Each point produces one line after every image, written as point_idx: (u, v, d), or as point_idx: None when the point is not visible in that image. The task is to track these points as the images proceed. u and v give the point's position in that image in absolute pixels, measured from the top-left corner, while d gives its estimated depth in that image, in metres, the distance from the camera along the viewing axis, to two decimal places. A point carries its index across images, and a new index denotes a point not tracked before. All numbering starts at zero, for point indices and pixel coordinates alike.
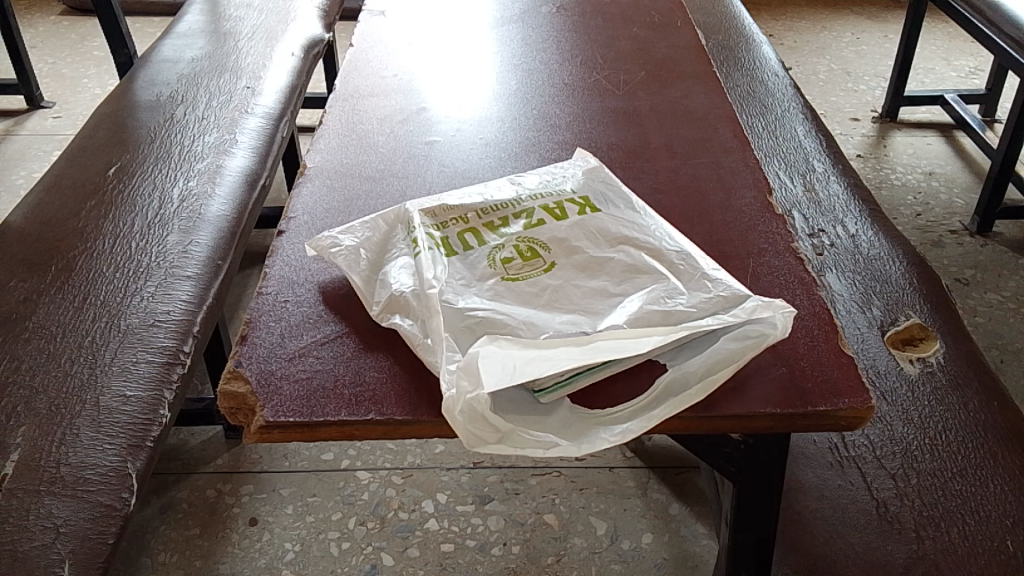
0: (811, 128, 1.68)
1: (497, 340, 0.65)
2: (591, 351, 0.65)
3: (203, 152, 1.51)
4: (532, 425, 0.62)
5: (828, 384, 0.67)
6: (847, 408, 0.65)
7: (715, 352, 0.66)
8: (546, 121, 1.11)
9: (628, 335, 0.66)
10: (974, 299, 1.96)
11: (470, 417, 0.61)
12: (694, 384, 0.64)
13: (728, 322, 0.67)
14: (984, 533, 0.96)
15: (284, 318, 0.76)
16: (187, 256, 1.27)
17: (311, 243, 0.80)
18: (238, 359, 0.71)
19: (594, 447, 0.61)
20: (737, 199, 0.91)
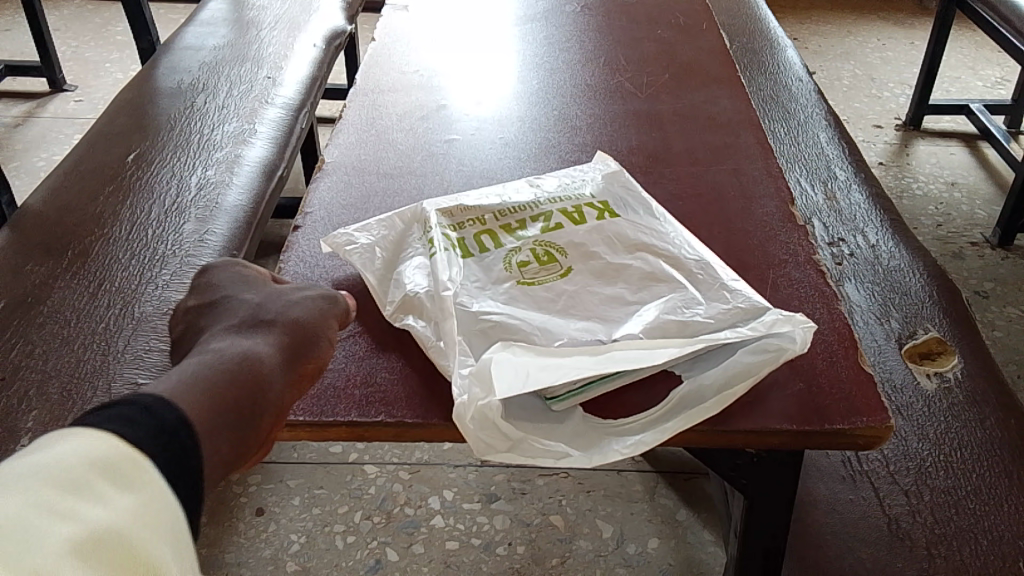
0: (834, 134, 1.66)
1: (512, 346, 0.64)
2: (605, 360, 0.64)
3: (222, 141, 1.51)
4: (540, 433, 0.61)
5: (847, 402, 0.66)
6: (865, 427, 0.63)
7: (733, 364, 0.64)
8: (567, 122, 1.10)
9: (644, 346, 0.64)
10: (994, 314, 1.94)
11: (479, 424, 0.60)
12: (709, 398, 0.63)
13: (747, 335, 0.65)
14: (997, 553, 0.95)
15: None
16: (203, 245, 1.27)
17: (326, 240, 0.79)
18: None
19: (605, 458, 0.60)
20: (759, 208, 0.90)
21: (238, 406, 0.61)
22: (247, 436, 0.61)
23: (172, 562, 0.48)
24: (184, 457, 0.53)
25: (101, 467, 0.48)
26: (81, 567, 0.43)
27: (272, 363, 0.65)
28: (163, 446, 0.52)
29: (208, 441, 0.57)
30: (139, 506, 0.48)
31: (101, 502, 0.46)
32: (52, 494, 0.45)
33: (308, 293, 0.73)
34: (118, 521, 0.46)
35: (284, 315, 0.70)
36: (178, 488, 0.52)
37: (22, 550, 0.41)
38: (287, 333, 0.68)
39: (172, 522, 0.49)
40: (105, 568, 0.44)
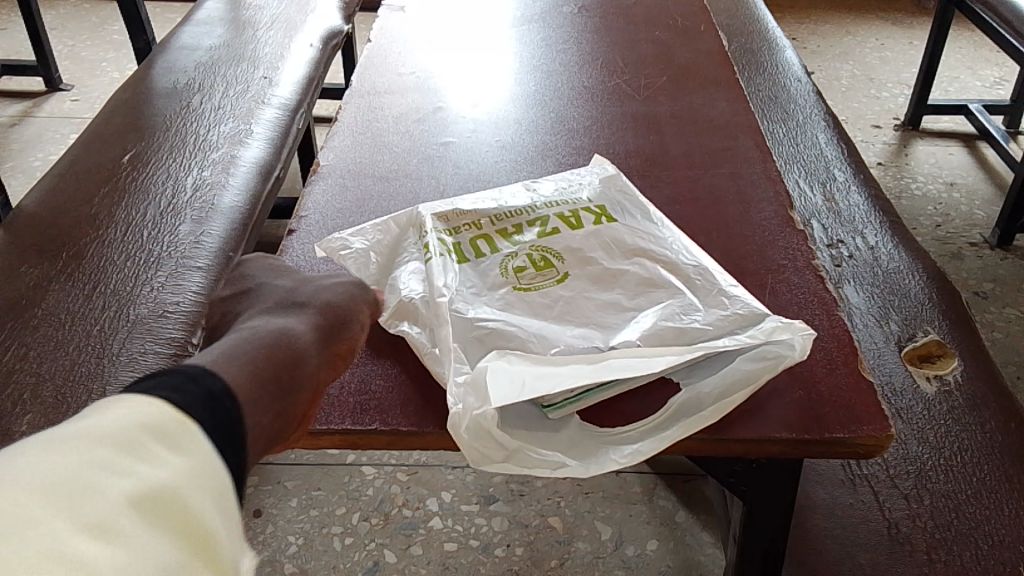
0: (832, 135, 1.66)
1: (508, 355, 0.62)
2: (602, 369, 0.63)
3: (218, 142, 1.51)
4: (536, 443, 0.60)
5: (847, 409, 0.65)
6: (864, 436, 0.63)
7: (731, 372, 0.64)
8: (564, 124, 1.09)
9: (641, 354, 0.64)
10: (993, 314, 1.93)
11: (474, 436, 0.60)
12: (708, 407, 0.62)
13: (746, 342, 0.64)
14: (997, 557, 0.95)
15: None
16: (199, 246, 1.27)
17: (321, 245, 0.79)
18: None
19: (601, 467, 0.59)
20: (758, 212, 0.89)
21: (277, 378, 0.59)
22: (286, 409, 0.59)
23: (225, 522, 0.48)
24: (228, 423, 0.52)
25: (156, 426, 0.47)
26: (133, 523, 0.43)
27: (307, 338, 0.64)
28: (211, 411, 0.51)
29: (250, 410, 0.55)
30: (193, 467, 0.47)
31: (156, 461, 0.46)
32: (109, 452, 0.45)
33: (337, 281, 0.73)
34: (171, 480, 0.46)
35: (315, 299, 0.70)
36: (228, 453, 0.50)
37: (77, 506, 0.42)
38: (320, 314, 0.67)
39: (224, 485, 0.48)
40: (158, 525, 0.44)
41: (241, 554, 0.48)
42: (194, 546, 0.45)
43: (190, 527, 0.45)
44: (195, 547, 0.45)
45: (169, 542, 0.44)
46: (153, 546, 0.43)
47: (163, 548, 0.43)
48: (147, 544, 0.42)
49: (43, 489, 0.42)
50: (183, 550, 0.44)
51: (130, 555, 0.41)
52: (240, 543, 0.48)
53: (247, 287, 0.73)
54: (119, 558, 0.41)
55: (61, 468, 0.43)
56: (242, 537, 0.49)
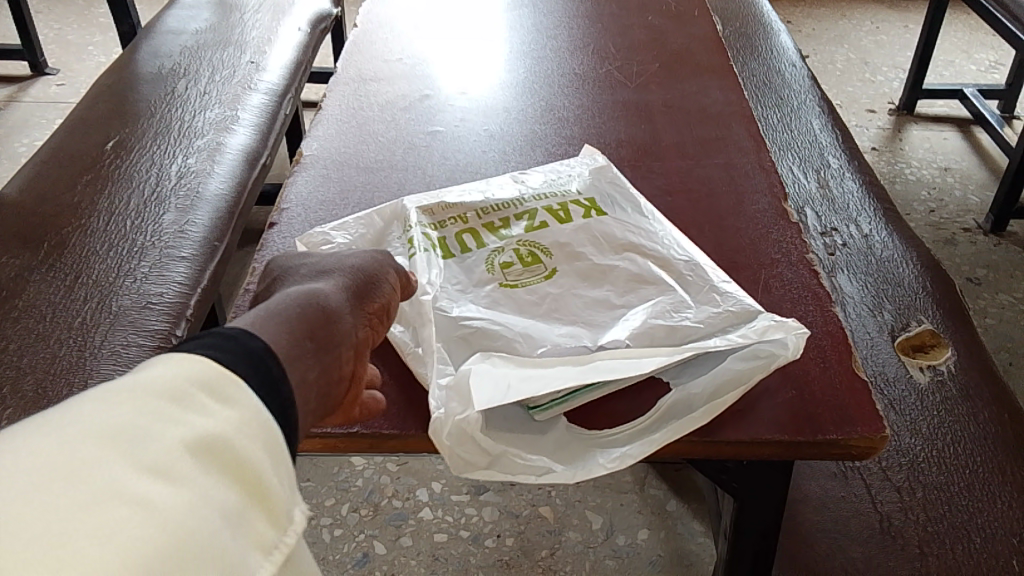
0: (827, 121, 1.64)
1: (492, 357, 0.61)
2: (590, 371, 0.61)
3: (203, 128, 1.48)
4: (521, 447, 0.59)
5: (841, 410, 0.64)
6: (859, 438, 0.61)
7: (723, 372, 0.62)
8: (554, 113, 1.07)
9: (629, 354, 0.62)
10: (985, 301, 1.93)
11: (457, 442, 0.57)
12: (698, 408, 0.61)
13: (738, 342, 0.62)
14: (989, 551, 0.94)
15: None
16: (183, 235, 1.24)
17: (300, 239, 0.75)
18: None
19: (589, 473, 0.58)
20: (751, 204, 0.88)
21: (314, 338, 0.55)
22: (329, 370, 0.55)
23: (278, 474, 0.46)
24: (273, 380, 0.49)
25: (203, 380, 0.45)
26: (193, 469, 0.41)
27: (336, 304, 0.60)
28: (256, 368, 0.48)
29: (293, 368, 0.52)
30: (244, 419, 0.45)
31: (209, 411, 0.43)
32: (161, 400, 0.42)
33: (355, 254, 0.67)
34: (226, 430, 0.43)
35: (341, 265, 0.65)
36: (275, 409, 0.48)
37: (137, 450, 0.40)
38: (350, 278, 0.63)
39: (276, 437, 0.46)
40: (218, 473, 0.42)
41: (296, 505, 0.46)
42: (251, 495, 0.43)
43: (247, 476, 0.43)
44: (251, 497, 0.43)
45: (228, 489, 0.42)
46: (214, 492, 0.41)
47: (223, 495, 0.41)
48: (208, 489, 0.40)
49: (103, 433, 0.39)
50: (241, 498, 0.42)
51: (193, 500, 0.39)
52: (295, 495, 0.47)
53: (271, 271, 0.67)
54: (183, 502, 0.39)
55: (115, 414, 0.41)
56: (295, 490, 0.47)
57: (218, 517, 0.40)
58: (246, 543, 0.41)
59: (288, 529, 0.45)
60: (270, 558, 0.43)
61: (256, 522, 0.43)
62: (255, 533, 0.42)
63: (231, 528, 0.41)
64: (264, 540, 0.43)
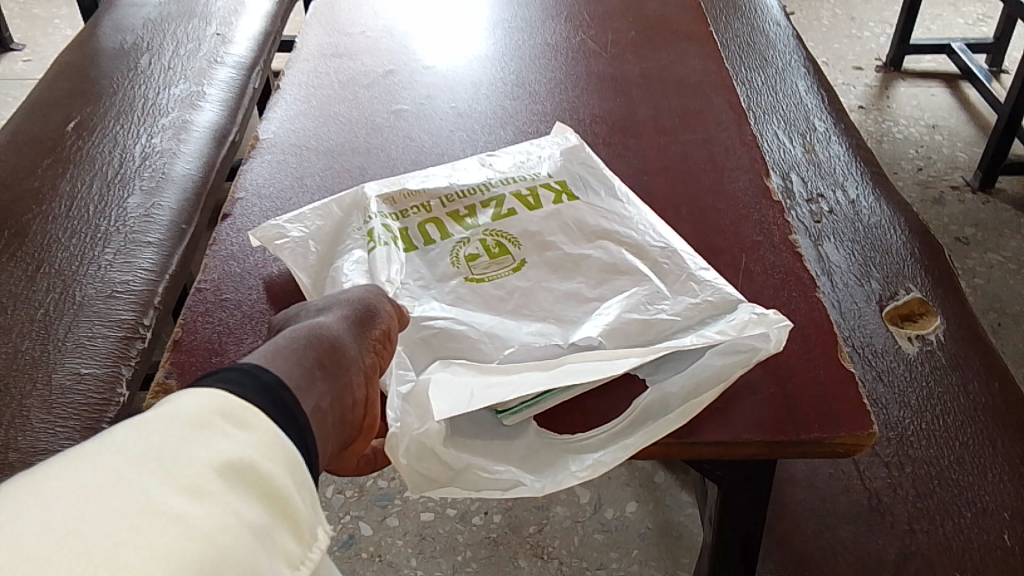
0: (812, 83, 1.59)
1: (452, 365, 0.59)
2: (558, 376, 0.58)
3: (168, 105, 1.42)
4: (485, 460, 0.57)
5: (827, 407, 0.61)
6: (846, 437, 0.58)
7: (703, 369, 0.60)
8: (525, 88, 1.03)
9: (601, 356, 0.59)
10: (974, 260, 1.90)
11: (414, 457, 0.56)
12: (672, 411, 0.58)
13: (716, 339, 0.60)
14: (982, 527, 0.93)
15: (219, 323, 0.70)
16: (149, 220, 1.20)
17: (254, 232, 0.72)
18: (169, 368, 0.66)
19: (559, 484, 0.56)
20: (731, 182, 0.84)
21: (322, 363, 0.53)
22: (342, 395, 0.53)
23: (302, 491, 0.44)
24: (289, 409, 0.47)
25: (222, 405, 0.43)
26: (222, 489, 0.40)
27: (341, 334, 0.56)
28: (271, 398, 0.47)
29: (304, 396, 0.50)
30: (266, 441, 0.43)
31: (232, 434, 0.42)
32: (183, 426, 0.41)
33: (350, 290, 0.62)
34: (249, 452, 0.42)
35: (337, 301, 0.61)
36: (293, 430, 0.46)
37: (164, 473, 0.39)
38: (349, 308, 0.59)
39: (297, 457, 0.45)
40: (245, 492, 0.41)
41: (321, 523, 0.45)
42: (278, 512, 0.42)
43: (273, 494, 0.42)
44: (278, 515, 0.42)
45: (257, 508, 0.41)
46: (242, 510, 0.40)
47: (251, 513, 0.40)
48: (236, 507, 0.40)
49: (129, 459, 0.39)
50: (269, 516, 0.41)
51: (222, 518, 0.38)
52: (319, 513, 0.45)
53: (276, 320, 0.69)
54: (212, 520, 0.38)
55: (139, 442, 0.40)
56: (320, 508, 0.46)
57: (247, 535, 0.39)
58: (274, 560, 0.40)
59: (313, 546, 0.44)
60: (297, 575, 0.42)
61: (283, 539, 0.42)
62: (284, 549, 0.41)
63: (261, 546, 0.40)
64: (292, 556, 0.42)
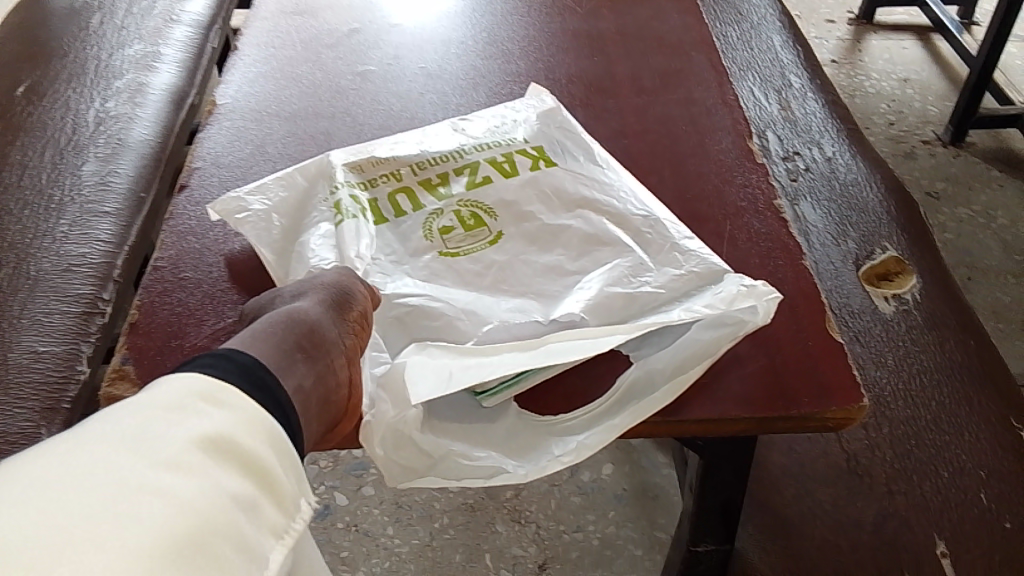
0: (788, 37, 1.56)
1: (429, 348, 0.57)
2: (540, 356, 0.56)
3: (122, 68, 1.35)
4: (464, 444, 0.57)
5: (816, 380, 0.59)
6: (835, 411, 0.57)
7: (688, 345, 0.58)
8: (497, 47, 0.99)
9: (587, 334, 0.57)
10: (945, 215, 1.90)
11: (391, 448, 0.56)
12: (661, 387, 0.57)
13: (704, 314, 0.58)
14: (959, 486, 0.91)
15: (179, 304, 0.67)
16: (105, 188, 1.14)
17: (213, 205, 0.68)
18: (126, 353, 0.63)
19: (543, 469, 0.56)
20: (713, 144, 0.82)
21: (302, 347, 0.52)
22: (324, 376, 0.52)
23: (282, 462, 0.45)
24: (269, 389, 0.47)
25: (197, 388, 0.43)
26: (204, 463, 0.40)
27: (318, 317, 0.55)
28: (250, 379, 0.47)
29: (285, 377, 0.49)
30: (243, 418, 0.44)
31: (210, 413, 0.42)
32: (161, 410, 0.42)
33: (325, 271, 0.61)
34: (228, 429, 0.42)
35: (312, 284, 0.59)
36: (273, 408, 0.46)
37: (145, 452, 0.39)
38: (325, 291, 0.57)
39: (276, 430, 0.45)
40: (226, 467, 0.41)
41: (303, 493, 0.45)
42: (258, 482, 0.42)
43: (254, 467, 0.42)
44: (260, 486, 0.42)
45: (238, 480, 0.41)
46: (224, 482, 0.40)
47: (233, 485, 0.40)
48: (217, 480, 0.40)
49: (108, 443, 0.39)
50: (252, 487, 0.42)
51: (204, 492, 0.39)
52: (301, 483, 0.46)
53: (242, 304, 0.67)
54: (195, 494, 0.38)
55: (117, 428, 0.40)
56: (302, 478, 0.46)
57: (229, 506, 0.39)
58: (259, 530, 0.41)
59: (295, 516, 0.44)
60: (282, 543, 0.42)
61: (266, 510, 0.42)
62: (267, 520, 0.42)
63: (243, 516, 0.40)
64: (274, 525, 0.42)
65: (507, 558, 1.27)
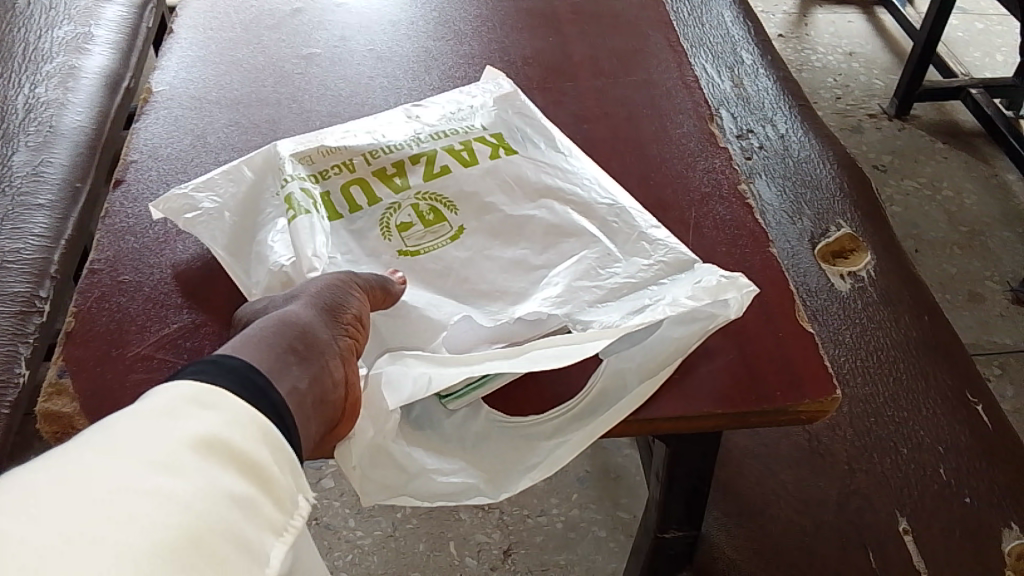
0: (739, 13, 1.54)
1: (405, 356, 0.55)
2: (525, 363, 0.55)
3: (51, 49, 1.27)
4: (428, 457, 0.56)
5: (789, 372, 0.61)
6: (809, 405, 0.59)
7: (656, 347, 0.59)
8: (448, 27, 0.95)
9: (566, 341, 0.55)
10: (892, 188, 1.93)
11: (366, 464, 0.55)
12: (628, 396, 0.57)
13: (688, 306, 0.57)
14: (916, 461, 0.93)
15: (120, 310, 0.63)
16: (38, 179, 1.08)
17: (157, 203, 0.65)
18: (63, 366, 0.59)
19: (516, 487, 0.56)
20: (674, 128, 0.81)
21: (295, 349, 0.49)
22: (320, 377, 0.49)
23: (278, 460, 0.40)
24: (262, 391, 0.44)
25: (185, 394, 0.40)
26: (192, 464, 0.36)
27: (311, 321, 0.52)
28: (243, 383, 0.43)
29: (279, 380, 0.46)
30: (235, 419, 0.40)
31: (201, 414, 0.39)
32: (144, 417, 0.38)
33: (326, 275, 0.58)
34: (218, 429, 0.38)
35: (310, 286, 0.56)
36: (267, 410, 0.43)
37: (130, 455, 0.35)
38: (317, 295, 0.54)
39: (270, 429, 0.41)
40: (218, 465, 0.37)
41: (305, 491, 0.41)
42: (253, 479, 0.38)
43: (249, 465, 0.38)
44: (255, 483, 0.38)
45: (230, 478, 0.37)
46: (219, 479, 0.36)
47: (228, 482, 0.36)
48: (211, 478, 0.36)
49: (88, 452, 0.35)
50: (246, 483, 0.37)
51: (197, 491, 0.35)
52: (302, 481, 0.41)
53: (191, 306, 0.63)
54: (184, 495, 0.34)
55: (98, 439, 0.36)
56: (302, 477, 0.42)
57: (222, 505, 0.35)
58: (258, 529, 0.36)
59: (296, 513, 0.39)
60: (285, 541, 0.38)
61: (264, 508, 0.37)
62: (266, 518, 0.37)
63: (238, 514, 0.35)
64: (273, 524, 0.37)
65: (471, 545, 1.25)
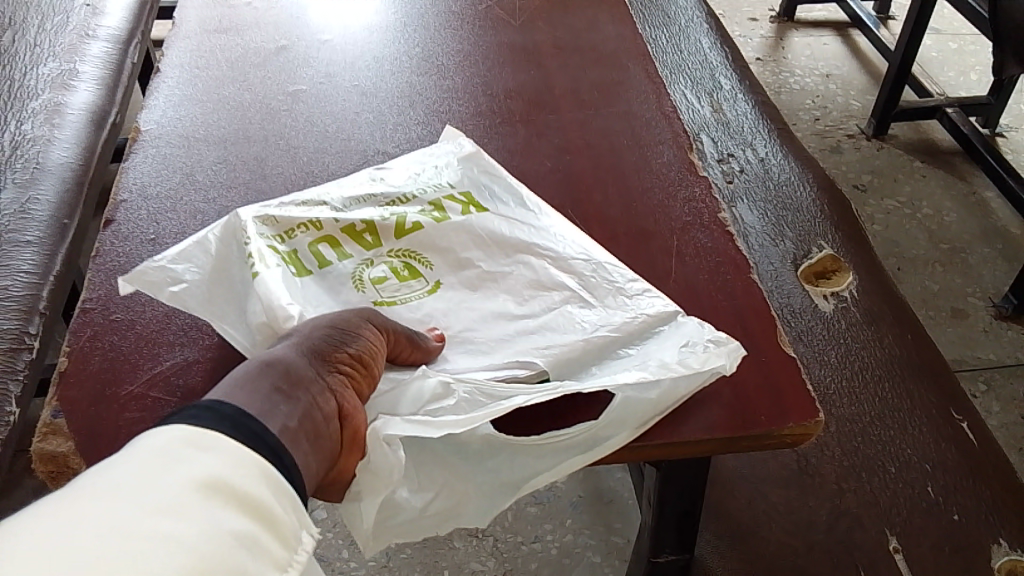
0: (716, 39, 1.57)
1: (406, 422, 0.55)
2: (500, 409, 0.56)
3: (37, 87, 1.27)
4: (406, 490, 0.56)
5: (777, 401, 0.62)
6: (793, 429, 0.60)
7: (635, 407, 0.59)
8: (433, 62, 0.97)
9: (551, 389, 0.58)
10: (872, 207, 1.95)
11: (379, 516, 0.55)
12: (626, 430, 0.59)
13: (679, 371, 0.60)
14: (903, 480, 0.93)
15: (113, 350, 0.64)
16: (26, 216, 1.08)
17: (130, 279, 0.61)
18: (57, 406, 0.60)
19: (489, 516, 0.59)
20: (655, 158, 0.83)
21: (281, 387, 0.48)
22: (310, 413, 0.48)
23: (280, 496, 0.40)
24: (260, 434, 0.43)
25: (182, 436, 0.39)
26: (191, 511, 0.36)
27: (300, 360, 0.51)
28: (239, 424, 0.42)
29: (268, 419, 0.45)
30: (235, 459, 0.40)
31: (199, 455, 0.39)
32: (141, 461, 0.37)
33: (328, 314, 0.58)
34: (217, 470, 0.38)
35: (307, 324, 0.56)
36: (266, 451, 0.42)
37: (130, 501, 0.35)
38: (308, 334, 0.54)
39: (270, 468, 0.41)
40: (217, 509, 0.37)
41: (308, 527, 0.41)
42: (254, 519, 0.38)
43: (249, 504, 0.38)
44: (257, 522, 0.38)
45: (230, 520, 0.37)
46: (220, 522, 0.36)
47: (230, 523, 0.37)
48: (210, 523, 0.36)
49: (87, 501, 0.35)
50: (246, 525, 0.37)
51: (197, 538, 0.35)
52: (304, 516, 0.41)
53: (185, 344, 0.64)
54: (184, 545, 0.34)
55: (98, 485, 0.36)
56: (305, 511, 0.42)
57: (222, 551, 0.35)
58: (261, 568, 0.37)
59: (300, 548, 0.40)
60: None
61: (267, 546, 0.38)
62: (269, 556, 0.37)
63: (238, 557, 0.36)
64: (277, 560, 0.38)
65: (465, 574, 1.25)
